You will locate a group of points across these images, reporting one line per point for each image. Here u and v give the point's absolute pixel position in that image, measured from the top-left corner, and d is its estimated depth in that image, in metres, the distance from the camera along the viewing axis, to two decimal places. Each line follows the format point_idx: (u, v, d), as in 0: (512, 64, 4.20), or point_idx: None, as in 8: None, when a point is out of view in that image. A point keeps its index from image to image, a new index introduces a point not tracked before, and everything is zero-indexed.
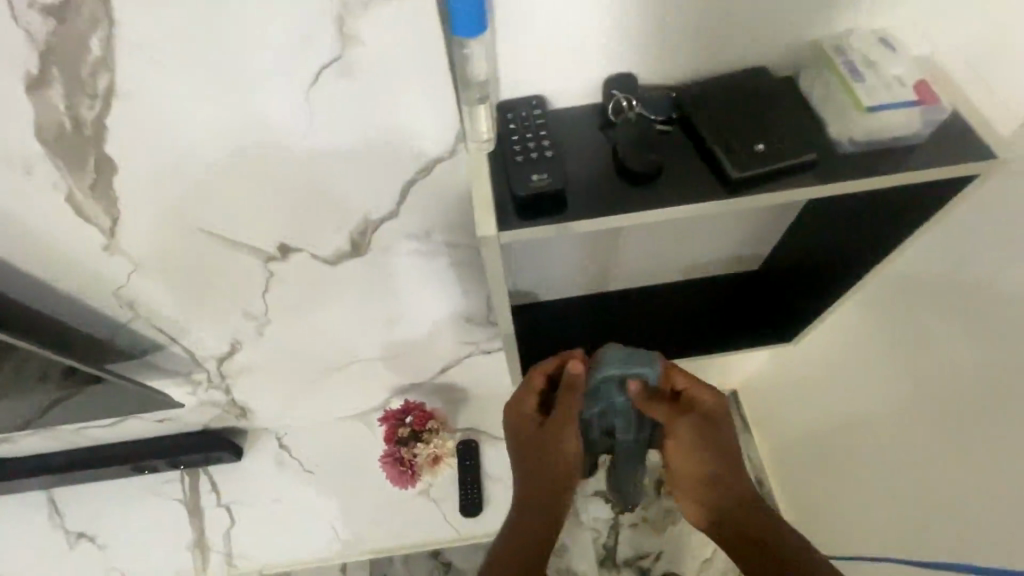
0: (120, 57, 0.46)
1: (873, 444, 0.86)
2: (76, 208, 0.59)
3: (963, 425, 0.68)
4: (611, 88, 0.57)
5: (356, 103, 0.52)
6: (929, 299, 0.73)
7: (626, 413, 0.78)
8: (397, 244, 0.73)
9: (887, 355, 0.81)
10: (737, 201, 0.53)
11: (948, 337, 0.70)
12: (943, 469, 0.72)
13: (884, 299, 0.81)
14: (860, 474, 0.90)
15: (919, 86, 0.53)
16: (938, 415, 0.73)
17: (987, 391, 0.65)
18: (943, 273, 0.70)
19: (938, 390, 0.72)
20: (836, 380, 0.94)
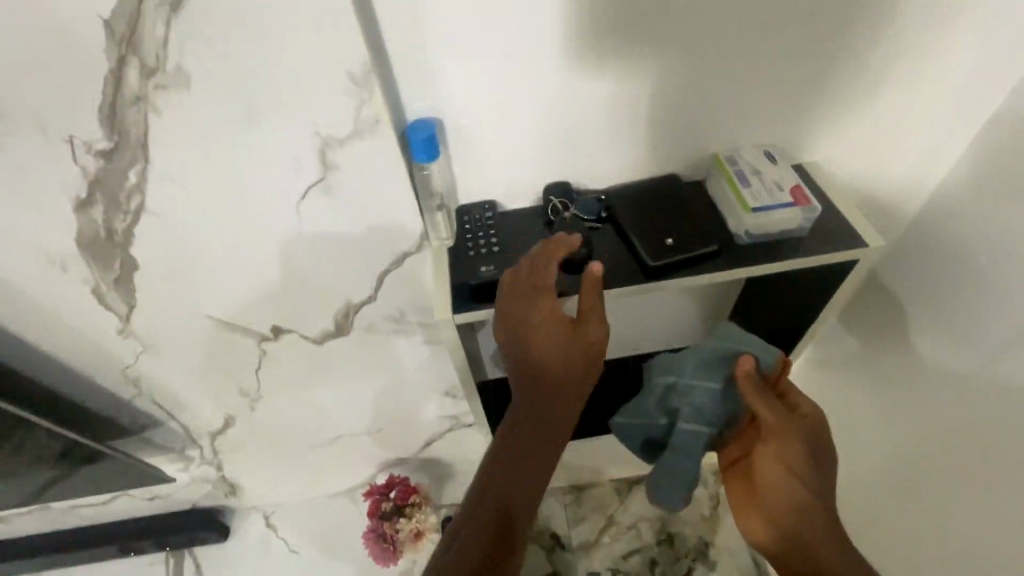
0: (150, 184, 0.58)
1: (899, 449, 0.84)
2: (100, 297, 0.70)
3: (970, 408, 0.70)
4: (549, 195, 0.71)
5: (337, 211, 0.64)
6: (927, 294, 0.77)
7: (705, 399, 0.73)
8: (376, 325, 0.82)
9: (892, 358, 0.84)
10: (654, 284, 0.65)
11: (947, 324, 0.74)
12: (962, 457, 0.71)
13: (881, 309, 0.86)
14: (896, 487, 0.85)
15: (794, 190, 0.65)
16: (935, 472, 0.76)
17: (987, 369, 0.67)
18: (933, 271, 0.76)
19: (936, 447, 0.75)
20: (854, 397, 0.93)
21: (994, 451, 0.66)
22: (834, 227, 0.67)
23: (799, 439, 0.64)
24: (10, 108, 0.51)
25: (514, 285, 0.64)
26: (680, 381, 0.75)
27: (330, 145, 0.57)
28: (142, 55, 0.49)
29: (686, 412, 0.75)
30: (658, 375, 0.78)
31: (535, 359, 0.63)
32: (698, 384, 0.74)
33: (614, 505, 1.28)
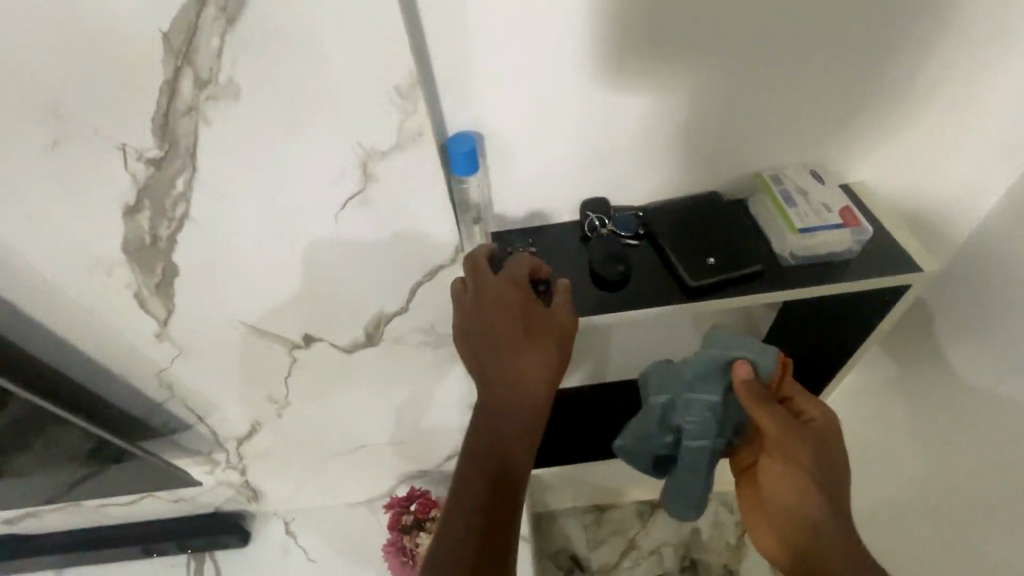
0: (196, 192, 0.59)
1: (927, 470, 0.84)
2: (141, 301, 0.71)
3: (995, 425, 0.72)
4: (586, 210, 0.70)
5: (375, 222, 0.64)
6: (950, 321, 0.79)
7: (703, 412, 0.76)
8: (406, 336, 0.82)
9: (919, 381, 0.85)
10: (694, 303, 0.63)
11: (972, 347, 0.76)
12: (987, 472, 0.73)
13: (906, 335, 0.87)
14: (923, 509, 0.86)
15: (843, 211, 0.63)
16: (985, 508, 0.73)
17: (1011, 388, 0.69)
18: (954, 298, 0.78)
19: (983, 480, 0.73)
20: (883, 421, 0.94)
21: None
22: (883, 251, 0.65)
23: (809, 444, 0.67)
24: (68, 116, 0.52)
25: (483, 288, 0.63)
26: (679, 397, 0.78)
27: (372, 157, 0.57)
28: (197, 66, 0.50)
29: (689, 428, 0.78)
30: (653, 395, 0.81)
31: (495, 359, 0.63)
32: (698, 397, 0.76)
33: (636, 529, 1.24)
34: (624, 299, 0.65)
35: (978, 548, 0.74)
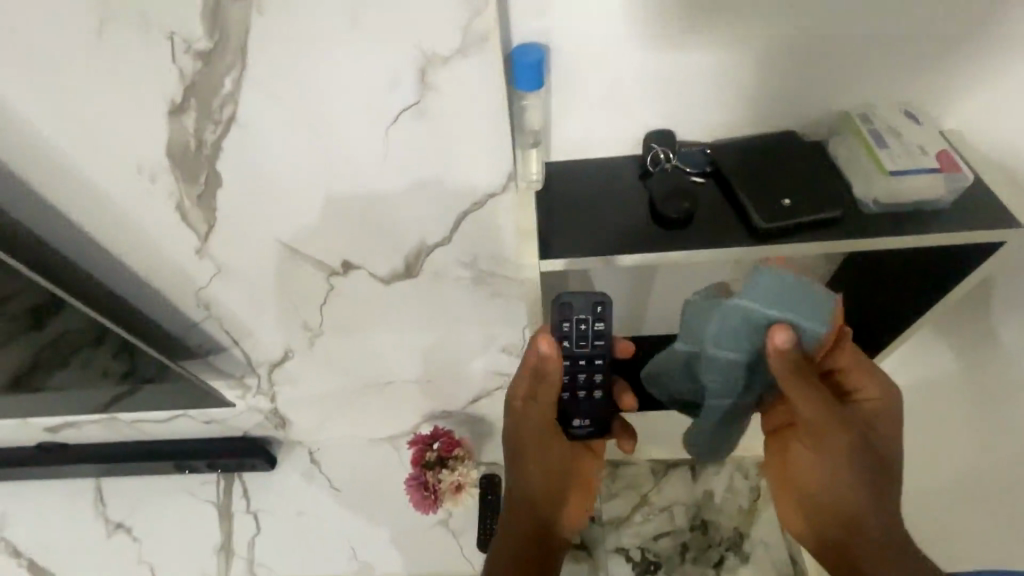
0: (244, 92, 0.57)
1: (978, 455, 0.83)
2: (183, 214, 0.70)
3: None
4: (651, 141, 0.65)
5: (427, 141, 0.61)
6: (1012, 300, 0.76)
7: (728, 372, 0.69)
8: (445, 271, 0.80)
9: (973, 362, 0.83)
10: (762, 247, 0.60)
11: None
12: None
13: (959, 315, 0.84)
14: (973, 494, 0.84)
15: (940, 156, 0.60)
16: None
17: None
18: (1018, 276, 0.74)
19: None
20: (928, 403, 0.91)
21: None
22: (965, 209, 0.61)
23: (866, 425, 0.68)
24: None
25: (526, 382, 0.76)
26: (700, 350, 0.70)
27: (431, 63, 0.54)
28: None
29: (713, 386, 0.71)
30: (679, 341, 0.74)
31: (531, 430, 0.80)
32: (722, 355, 0.68)
33: (647, 486, 1.24)
34: (684, 239, 0.61)
35: None
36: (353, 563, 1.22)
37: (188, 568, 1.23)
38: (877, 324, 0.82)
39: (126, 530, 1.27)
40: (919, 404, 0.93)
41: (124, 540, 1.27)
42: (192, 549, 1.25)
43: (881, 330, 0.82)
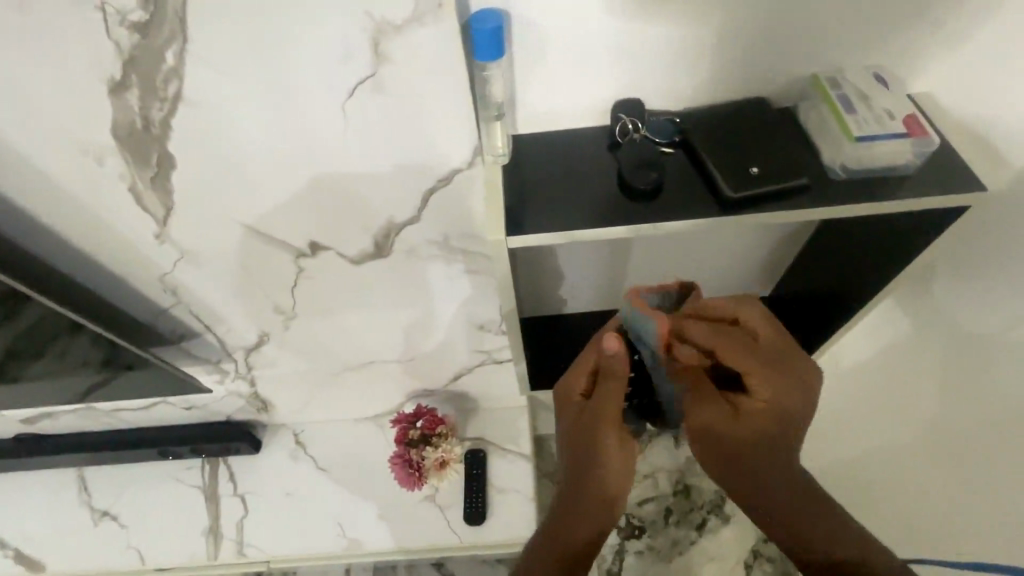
0: (188, 67, 0.54)
1: (921, 431, 0.87)
2: (137, 198, 0.67)
3: (994, 376, 0.73)
4: (618, 112, 0.63)
5: (387, 115, 0.59)
6: (967, 275, 0.78)
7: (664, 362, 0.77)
8: (417, 249, 0.78)
9: (927, 340, 0.86)
10: (729, 217, 0.59)
11: (983, 302, 0.75)
12: (988, 422, 0.74)
13: (921, 294, 0.87)
14: (915, 469, 0.88)
15: (908, 120, 0.59)
16: (989, 454, 0.74)
17: (1012, 338, 0.71)
18: (980, 246, 0.75)
19: (983, 438, 0.75)
20: (886, 380, 0.95)
21: None
22: (933, 172, 0.61)
23: (748, 425, 0.63)
24: None
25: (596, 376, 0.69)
26: None
27: (384, 32, 0.52)
28: None
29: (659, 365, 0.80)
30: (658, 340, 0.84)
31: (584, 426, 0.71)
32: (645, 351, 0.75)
33: None
34: (652, 211, 0.60)
35: (979, 495, 0.75)
36: (341, 540, 1.19)
37: (175, 553, 1.23)
38: (847, 290, 0.84)
39: (112, 517, 1.27)
40: (884, 368, 0.96)
41: (110, 527, 1.26)
42: (179, 534, 1.24)
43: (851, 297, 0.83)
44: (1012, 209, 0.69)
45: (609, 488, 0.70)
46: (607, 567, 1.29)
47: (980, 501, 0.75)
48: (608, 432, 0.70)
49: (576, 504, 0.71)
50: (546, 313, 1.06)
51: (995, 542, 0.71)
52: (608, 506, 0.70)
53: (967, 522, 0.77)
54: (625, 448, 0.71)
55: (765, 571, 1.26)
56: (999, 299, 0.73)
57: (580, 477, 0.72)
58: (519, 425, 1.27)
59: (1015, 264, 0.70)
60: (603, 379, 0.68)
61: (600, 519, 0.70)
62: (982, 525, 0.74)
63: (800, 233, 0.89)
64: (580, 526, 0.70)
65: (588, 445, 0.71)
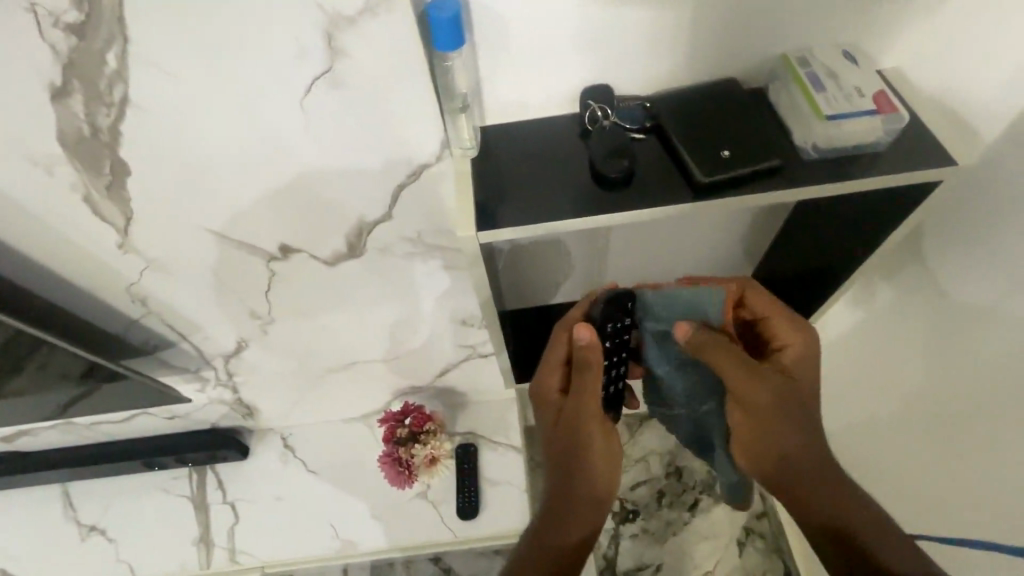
0: (132, 70, 0.52)
1: (904, 408, 0.88)
2: (93, 207, 0.65)
3: (973, 350, 0.74)
4: (586, 99, 0.62)
5: (347, 111, 0.57)
6: (942, 250, 0.78)
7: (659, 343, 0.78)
8: (391, 247, 0.77)
9: (904, 316, 0.87)
10: (703, 202, 0.58)
11: (958, 276, 0.76)
12: (968, 396, 0.75)
13: (895, 270, 0.88)
14: (901, 444, 0.89)
15: (877, 97, 0.59)
16: (972, 427, 0.75)
17: (990, 311, 0.71)
18: (954, 220, 0.76)
19: (965, 411, 0.76)
20: (866, 357, 0.96)
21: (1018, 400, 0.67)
22: (905, 147, 0.60)
23: (797, 394, 0.69)
24: None
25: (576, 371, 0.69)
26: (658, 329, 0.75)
27: (337, 25, 0.50)
28: None
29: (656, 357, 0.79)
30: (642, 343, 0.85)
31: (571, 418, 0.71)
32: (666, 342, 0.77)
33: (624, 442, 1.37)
34: (625, 199, 0.59)
35: (966, 468, 0.76)
36: (335, 541, 1.19)
37: (167, 564, 1.21)
38: (825, 270, 0.83)
39: (100, 532, 1.24)
40: (864, 345, 0.96)
41: (98, 542, 1.24)
42: (169, 545, 1.22)
43: (830, 277, 0.83)
44: (985, 180, 0.69)
45: (600, 482, 0.72)
46: (603, 552, 1.30)
47: (968, 474, 0.76)
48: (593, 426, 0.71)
49: (568, 511, 0.71)
50: (529, 305, 1.05)
51: (993, 518, 0.71)
52: (600, 499, 0.72)
53: (958, 495, 0.77)
54: (609, 438, 0.73)
55: (758, 547, 1.28)
56: (975, 273, 0.73)
57: (568, 480, 0.72)
58: (508, 417, 1.26)
59: (991, 235, 0.70)
60: (579, 375, 0.69)
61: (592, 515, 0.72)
62: (979, 502, 0.74)
63: (777, 213, 0.89)
64: (573, 536, 0.71)
65: (574, 444, 0.72)
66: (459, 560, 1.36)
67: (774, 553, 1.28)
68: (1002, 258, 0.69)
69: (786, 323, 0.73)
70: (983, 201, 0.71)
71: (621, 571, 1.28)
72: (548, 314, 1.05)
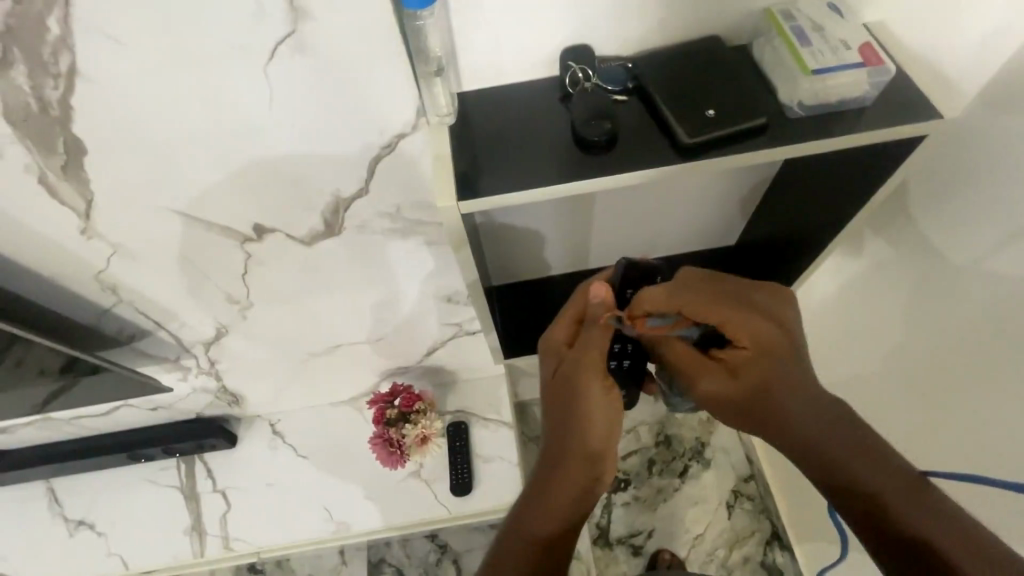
0: (77, 37, 0.48)
1: (891, 369, 0.89)
2: (50, 191, 0.61)
3: (959, 305, 0.75)
4: (567, 61, 0.60)
5: (315, 77, 0.54)
6: (936, 208, 0.78)
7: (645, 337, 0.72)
8: (370, 224, 0.74)
9: (891, 276, 0.88)
10: (690, 164, 0.57)
11: (945, 235, 0.77)
12: (954, 351, 0.76)
13: (885, 230, 0.88)
14: (886, 406, 0.91)
15: (863, 49, 0.58)
16: (958, 382, 0.76)
17: (981, 270, 0.71)
18: (948, 177, 0.75)
19: (951, 367, 0.77)
20: (854, 318, 0.97)
21: (1003, 354, 0.68)
22: (894, 101, 0.59)
23: (757, 389, 0.62)
24: None
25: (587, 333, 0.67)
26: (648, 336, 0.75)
27: None
28: None
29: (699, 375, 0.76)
30: None
31: (570, 383, 0.67)
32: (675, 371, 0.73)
33: None
34: (609, 163, 0.58)
35: (952, 424, 0.77)
36: (328, 524, 1.18)
37: (160, 554, 1.20)
38: (810, 233, 0.83)
39: (89, 527, 1.23)
40: (854, 305, 0.97)
41: (88, 537, 1.22)
42: (161, 535, 1.21)
43: (815, 239, 0.83)
44: (990, 135, 0.69)
45: (594, 446, 0.66)
46: (596, 522, 1.32)
47: (952, 432, 0.77)
48: (591, 388, 0.66)
49: (557, 477, 0.67)
50: (516, 277, 1.05)
51: (979, 470, 0.72)
52: (595, 468, 0.67)
53: (941, 450, 0.79)
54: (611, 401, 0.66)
55: (746, 508, 1.32)
56: (967, 231, 0.73)
57: (561, 442, 0.68)
58: (498, 393, 1.26)
59: (986, 193, 0.70)
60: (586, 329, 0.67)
61: (583, 479, 0.67)
62: (964, 457, 0.75)
63: (761, 175, 0.88)
64: (560, 503, 0.66)
65: (568, 411, 0.67)
66: (455, 536, 1.37)
67: (761, 514, 1.31)
68: (994, 213, 0.69)
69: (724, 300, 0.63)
70: (978, 158, 0.71)
71: (615, 538, 1.30)
72: (534, 288, 1.05)
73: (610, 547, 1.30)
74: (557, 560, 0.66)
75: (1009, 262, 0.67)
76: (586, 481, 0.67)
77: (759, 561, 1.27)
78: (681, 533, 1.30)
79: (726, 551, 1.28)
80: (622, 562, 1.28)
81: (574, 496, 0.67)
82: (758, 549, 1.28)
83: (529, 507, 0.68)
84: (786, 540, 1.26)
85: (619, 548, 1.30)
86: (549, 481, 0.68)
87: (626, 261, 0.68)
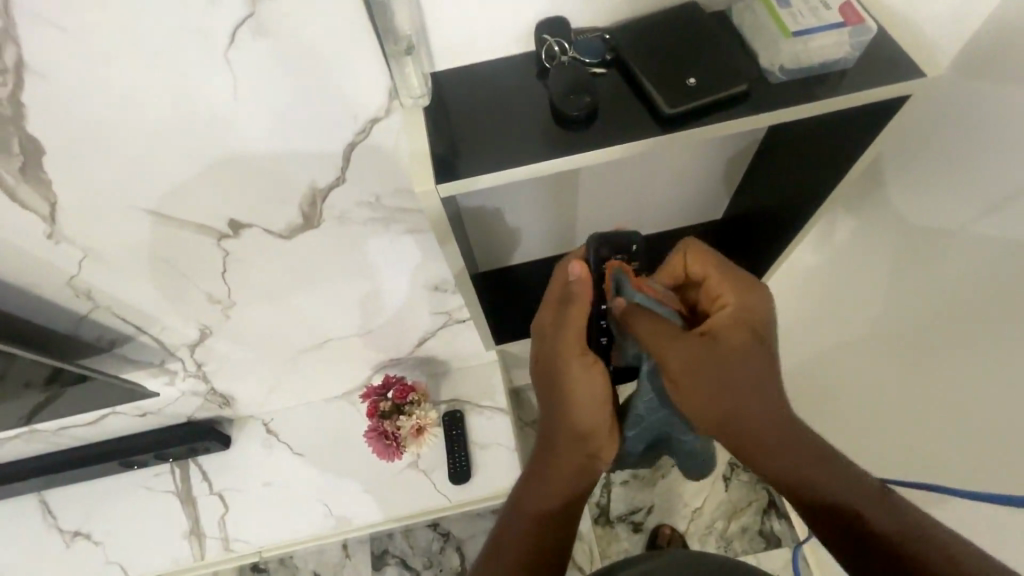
0: (21, 27, 0.46)
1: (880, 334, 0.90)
2: (11, 195, 0.59)
3: (945, 268, 0.75)
4: (542, 33, 0.58)
5: (278, 62, 0.52)
6: (920, 171, 0.78)
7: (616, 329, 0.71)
8: (349, 214, 0.72)
9: (876, 242, 0.88)
10: (672, 135, 0.56)
11: (931, 198, 0.77)
12: (940, 315, 0.76)
13: (868, 196, 0.88)
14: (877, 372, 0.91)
15: (842, 9, 0.57)
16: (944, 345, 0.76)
17: (966, 232, 0.72)
18: (936, 139, 0.75)
19: (938, 332, 0.77)
20: (842, 285, 0.97)
21: (990, 313, 0.68)
22: (875, 61, 0.58)
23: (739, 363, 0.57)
24: None
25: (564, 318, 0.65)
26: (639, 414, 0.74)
27: None
28: None
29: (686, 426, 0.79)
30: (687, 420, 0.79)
31: (555, 367, 0.66)
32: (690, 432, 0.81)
33: None
34: (590, 138, 0.56)
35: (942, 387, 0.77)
36: (329, 519, 1.18)
37: (160, 559, 1.19)
38: (796, 202, 0.83)
39: (85, 536, 1.21)
40: (841, 273, 0.97)
41: (85, 547, 1.20)
42: (160, 541, 1.20)
43: (801, 207, 0.82)
44: (977, 93, 0.68)
45: (579, 423, 0.66)
46: (596, 502, 1.33)
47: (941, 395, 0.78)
48: (569, 364, 0.65)
49: (548, 456, 0.67)
50: (502, 262, 1.04)
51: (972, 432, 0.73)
52: (584, 443, 0.66)
53: (933, 414, 0.79)
54: (594, 385, 0.65)
55: (742, 479, 1.33)
56: (950, 193, 0.73)
57: (551, 424, 0.68)
58: (493, 380, 1.25)
59: (973, 153, 0.70)
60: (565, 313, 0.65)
61: (577, 457, 0.67)
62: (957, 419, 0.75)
63: (745, 146, 0.88)
64: (553, 484, 0.66)
65: (554, 393, 0.67)
66: (457, 524, 1.37)
67: (757, 484, 1.32)
68: (979, 170, 0.69)
69: (722, 280, 0.63)
70: (966, 116, 0.70)
71: (615, 516, 1.31)
72: (523, 273, 1.04)
73: (611, 526, 1.31)
74: (554, 544, 0.65)
75: (995, 223, 0.67)
76: (580, 463, 0.66)
77: (757, 530, 1.29)
78: (681, 507, 1.32)
79: (726, 522, 1.30)
80: (624, 539, 1.30)
81: (568, 475, 0.66)
82: (757, 518, 1.30)
83: (527, 486, 0.68)
84: (782, 508, 1.29)
85: (620, 526, 1.31)
86: (541, 468, 0.68)
87: (596, 234, 0.66)
